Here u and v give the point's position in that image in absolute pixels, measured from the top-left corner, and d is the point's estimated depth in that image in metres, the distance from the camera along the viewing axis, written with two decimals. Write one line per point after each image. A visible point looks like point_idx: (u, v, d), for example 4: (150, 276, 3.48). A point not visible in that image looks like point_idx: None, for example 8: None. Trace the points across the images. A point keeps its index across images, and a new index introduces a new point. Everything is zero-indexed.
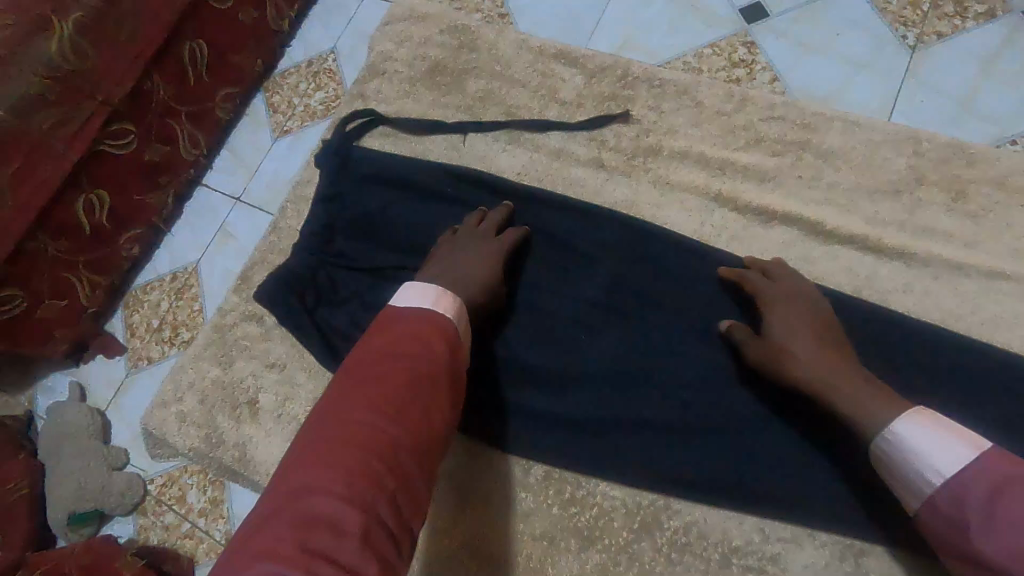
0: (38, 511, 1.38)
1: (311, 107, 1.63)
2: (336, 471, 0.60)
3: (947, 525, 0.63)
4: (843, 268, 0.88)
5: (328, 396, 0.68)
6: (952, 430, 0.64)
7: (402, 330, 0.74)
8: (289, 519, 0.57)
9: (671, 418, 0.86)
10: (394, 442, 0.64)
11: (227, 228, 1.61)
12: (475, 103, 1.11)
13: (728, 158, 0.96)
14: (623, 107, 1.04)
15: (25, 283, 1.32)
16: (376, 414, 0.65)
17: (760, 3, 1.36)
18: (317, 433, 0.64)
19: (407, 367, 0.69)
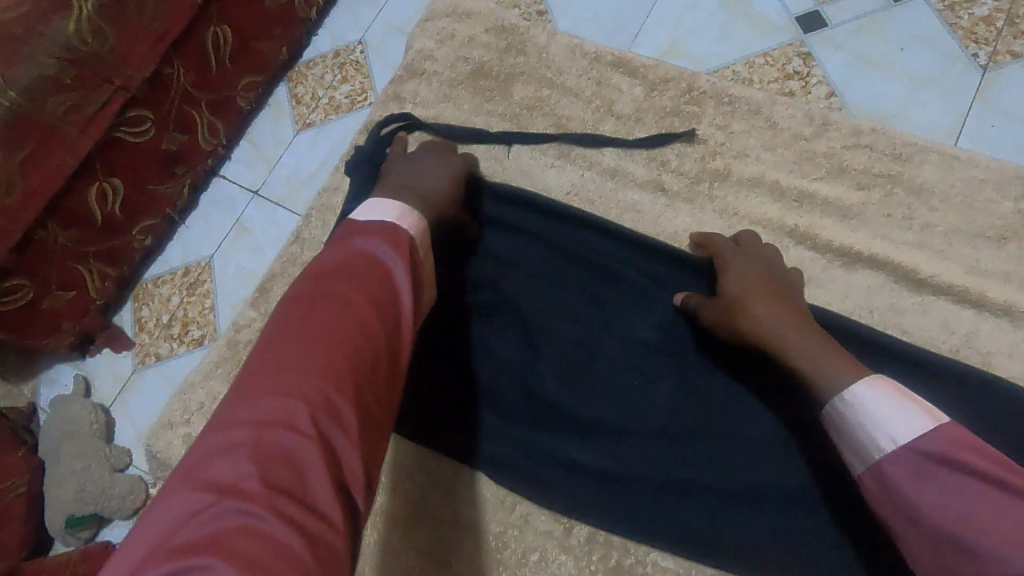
0: (36, 512, 1.33)
1: (335, 101, 1.54)
2: (292, 398, 0.49)
3: (892, 495, 0.57)
4: (937, 322, 0.78)
5: (278, 315, 0.57)
6: (905, 396, 0.59)
7: (359, 243, 0.63)
8: (241, 452, 0.46)
9: (736, 485, 0.75)
10: (357, 363, 0.54)
11: (243, 223, 1.53)
12: (522, 112, 1.01)
13: (806, 189, 0.86)
14: (687, 124, 0.94)
15: (34, 273, 1.25)
16: (336, 335, 0.54)
17: (818, 11, 1.25)
18: (266, 358, 0.53)
19: (371, 284, 0.59)
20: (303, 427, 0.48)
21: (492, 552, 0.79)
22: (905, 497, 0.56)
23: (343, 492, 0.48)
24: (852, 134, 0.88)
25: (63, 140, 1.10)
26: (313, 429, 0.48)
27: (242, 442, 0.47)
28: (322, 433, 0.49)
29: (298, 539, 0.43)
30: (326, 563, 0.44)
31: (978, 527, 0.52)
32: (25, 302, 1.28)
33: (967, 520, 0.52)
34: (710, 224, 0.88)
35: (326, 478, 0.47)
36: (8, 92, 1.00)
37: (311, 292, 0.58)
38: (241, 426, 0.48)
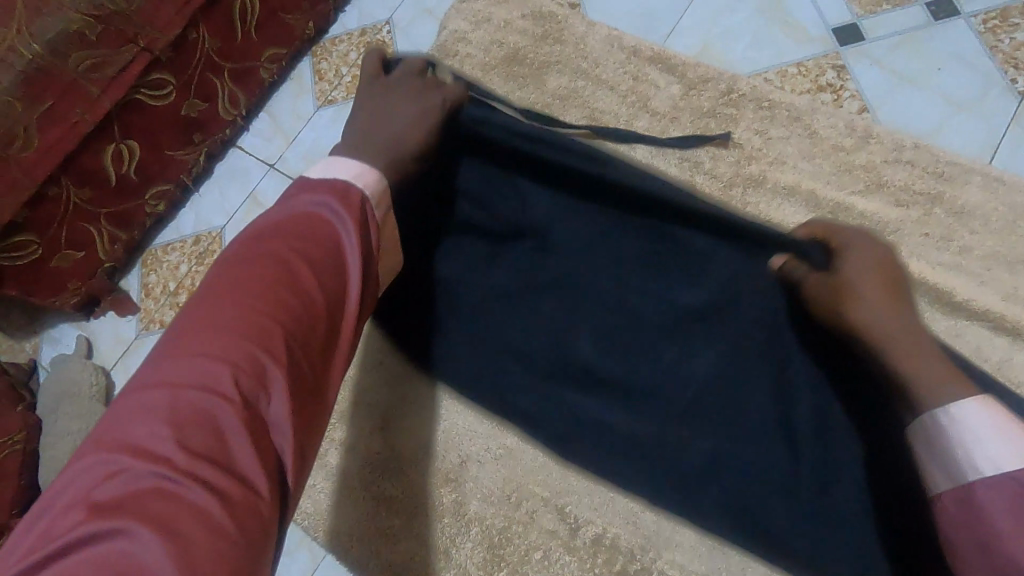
0: (30, 468, 1.32)
1: None
2: (215, 362, 0.46)
3: (978, 524, 0.51)
4: (969, 347, 0.76)
5: (213, 274, 0.53)
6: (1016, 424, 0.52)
7: (305, 200, 0.57)
8: (156, 416, 0.44)
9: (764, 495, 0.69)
10: (293, 328, 0.50)
11: (257, 195, 1.51)
12: (555, 101, 0.99)
13: (843, 202, 0.84)
14: (724, 126, 0.92)
15: (43, 229, 1.25)
16: (270, 297, 0.50)
17: (857, 24, 1.22)
18: (194, 318, 0.49)
19: (312, 245, 0.54)
20: (225, 393, 0.45)
21: (496, 547, 0.78)
22: (988, 524, 0.50)
23: (272, 462, 0.46)
24: (892, 151, 0.85)
25: (81, 97, 1.08)
26: (238, 396, 0.45)
27: (159, 408, 0.44)
28: (247, 400, 0.45)
29: (220, 509, 0.41)
30: (249, 535, 0.42)
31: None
32: (30, 257, 1.27)
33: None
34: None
35: (246, 446, 0.44)
36: (31, 43, 0.98)
37: (252, 253, 0.53)
38: (159, 391, 0.45)
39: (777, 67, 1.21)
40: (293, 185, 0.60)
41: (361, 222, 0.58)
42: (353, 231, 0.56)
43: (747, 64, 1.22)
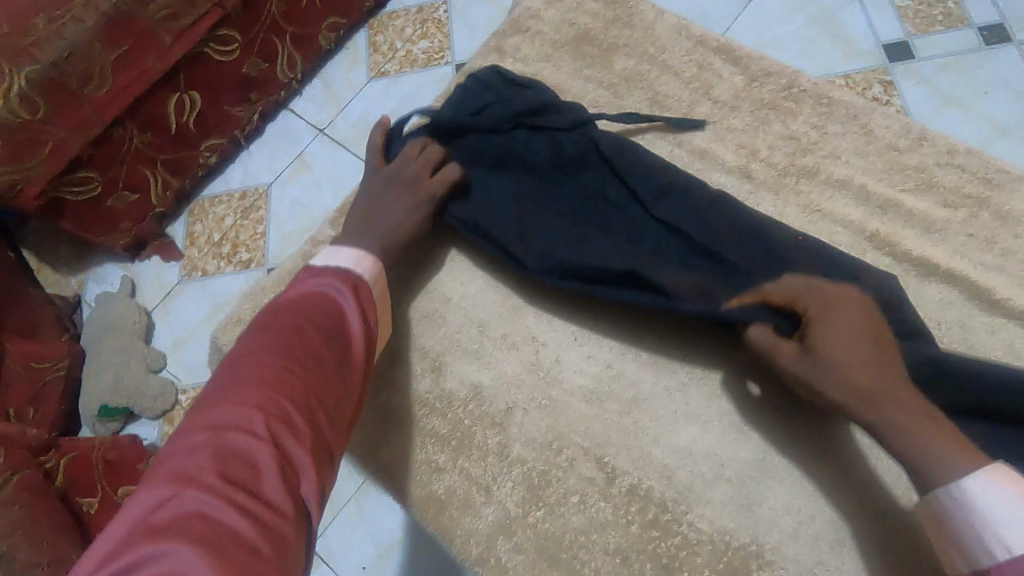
0: (70, 394, 1.38)
1: (412, 54, 1.57)
2: (248, 408, 0.62)
3: None
4: (1004, 344, 0.79)
5: (235, 360, 0.68)
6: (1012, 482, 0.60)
7: (315, 293, 0.75)
8: (202, 451, 0.58)
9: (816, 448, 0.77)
10: (309, 380, 0.67)
11: (304, 157, 1.55)
12: (619, 83, 1.04)
13: (893, 198, 0.88)
14: (783, 118, 0.96)
15: (105, 167, 1.34)
16: (287, 364, 0.67)
17: (907, 43, 1.31)
18: (228, 380, 0.65)
19: (318, 314, 0.73)
20: (257, 429, 0.60)
21: (536, 488, 0.82)
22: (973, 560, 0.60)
23: (292, 487, 0.59)
24: (945, 156, 0.89)
25: (155, 43, 1.23)
26: (268, 433, 0.61)
27: (210, 440, 0.59)
28: (278, 432, 0.61)
29: (257, 519, 0.55)
30: (274, 543, 0.54)
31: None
32: (93, 193, 1.36)
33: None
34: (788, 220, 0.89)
35: (274, 475, 0.58)
36: None
37: (260, 345, 0.69)
38: (210, 431, 0.60)
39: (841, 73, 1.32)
40: (300, 281, 0.78)
41: (357, 301, 0.77)
42: (354, 311, 0.75)
43: (817, 67, 1.33)
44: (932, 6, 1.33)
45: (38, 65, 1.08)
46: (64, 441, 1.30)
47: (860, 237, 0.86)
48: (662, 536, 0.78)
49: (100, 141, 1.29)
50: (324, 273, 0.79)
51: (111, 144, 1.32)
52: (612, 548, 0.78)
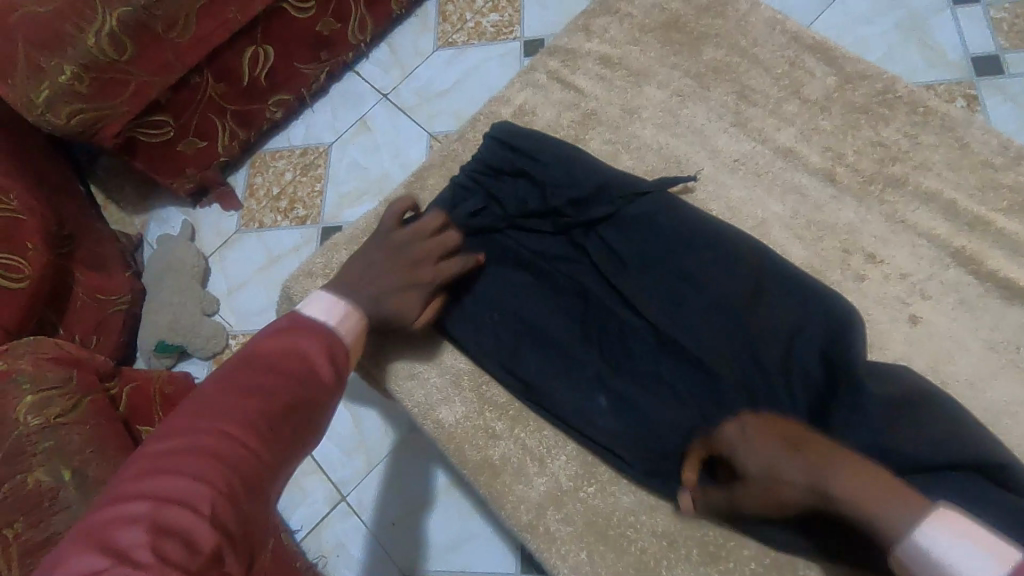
0: (128, 328, 1.45)
1: (481, 27, 1.57)
2: (183, 478, 0.49)
3: None
4: None
5: (185, 406, 0.55)
6: (980, 539, 0.54)
7: (297, 338, 0.63)
8: (137, 524, 0.46)
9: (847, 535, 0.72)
10: (266, 446, 0.54)
11: (366, 120, 1.57)
12: (707, 73, 1.02)
13: (982, 216, 0.86)
14: (874, 123, 0.94)
15: (178, 113, 1.38)
16: (243, 423, 0.54)
17: (998, 56, 1.27)
18: (182, 430, 0.53)
19: (292, 375, 0.59)
20: (188, 509, 0.48)
21: (589, 464, 0.84)
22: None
23: None
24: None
25: None
26: (207, 511, 0.48)
27: (134, 512, 0.47)
28: (217, 514, 0.49)
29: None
30: None
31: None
32: (166, 137, 1.40)
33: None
34: (868, 229, 0.88)
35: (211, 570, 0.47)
36: None
37: (214, 392, 0.56)
38: (134, 498, 0.48)
39: (928, 81, 1.28)
40: (286, 319, 0.67)
41: (335, 360, 0.64)
42: (328, 372, 0.63)
43: (906, 72, 1.29)
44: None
45: (130, 8, 1.13)
46: (126, 371, 1.33)
47: (941, 253, 0.85)
48: (708, 525, 0.79)
49: (177, 87, 1.33)
50: (308, 322, 0.67)
51: (187, 92, 1.36)
52: (660, 531, 0.80)
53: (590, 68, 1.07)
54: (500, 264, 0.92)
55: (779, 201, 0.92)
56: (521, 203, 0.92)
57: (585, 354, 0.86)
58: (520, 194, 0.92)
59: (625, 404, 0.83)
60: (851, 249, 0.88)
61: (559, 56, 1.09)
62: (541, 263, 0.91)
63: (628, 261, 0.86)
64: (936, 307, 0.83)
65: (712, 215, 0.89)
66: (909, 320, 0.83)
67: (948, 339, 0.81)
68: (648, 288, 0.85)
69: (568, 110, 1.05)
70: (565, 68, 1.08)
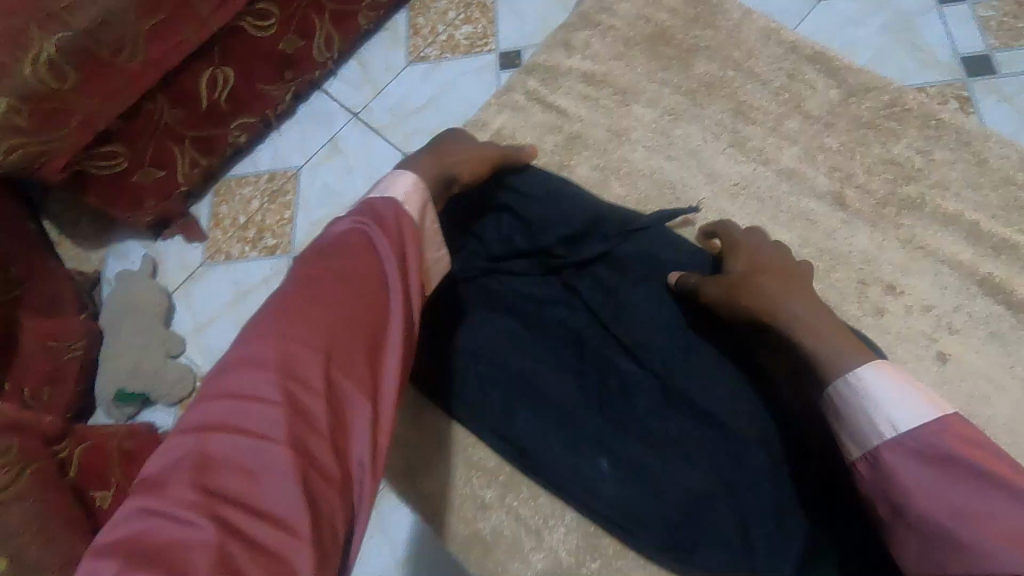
0: (84, 377, 1.26)
1: (454, 39, 1.47)
2: (241, 406, 0.42)
3: (888, 487, 0.54)
4: None
5: (247, 329, 0.48)
6: (914, 386, 0.57)
7: (346, 239, 0.52)
8: (199, 455, 0.41)
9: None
10: (334, 358, 0.45)
11: (337, 142, 1.45)
12: (699, 89, 0.94)
13: (1007, 239, 0.78)
14: (884, 140, 0.86)
15: (132, 144, 1.20)
16: (302, 339, 0.45)
17: (988, 55, 1.13)
18: (241, 346, 0.46)
19: (349, 268, 0.50)
20: (252, 434, 0.41)
21: (592, 536, 0.75)
22: (897, 484, 0.54)
23: (315, 515, 0.40)
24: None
25: (194, 11, 1.07)
26: (275, 435, 0.41)
27: (199, 431, 0.42)
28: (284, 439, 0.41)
29: (265, 533, 0.38)
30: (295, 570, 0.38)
31: (1012, 543, 0.47)
32: (118, 169, 1.21)
33: (1015, 537, 0.48)
34: (886, 258, 0.80)
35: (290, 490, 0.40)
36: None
37: (263, 317, 0.47)
38: (204, 421, 0.42)
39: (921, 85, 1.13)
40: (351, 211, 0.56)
41: (399, 245, 0.54)
42: (390, 256, 0.52)
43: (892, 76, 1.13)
44: (1020, 16, 1.15)
45: (70, 31, 0.94)
46: (80, 431, 1.17)
47: (968, 283, 0.77)
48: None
49: (128, 116, 1.16)
50: (378, 206, 0.56)
51: (140, 120, 1.18)
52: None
53: (572, 87, 0.98)
54: (484, 310, 0.82)
55: (788, 228, 0.84)
56: (506, 241, 0.84)
57: (582, 412, 0.77)
58: (505, 231, 0.84)
59: (631, 468, 0.74)
60: (868, 280, 0.80)
61: (538, 73, 1.00)
62: (530, 309, 0.82)
63: (632, 320, 0.79)
64: (965, 343, 0.75)
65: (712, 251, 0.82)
66: (937, 358, 0.75)
67: (982, 378, 0.74)
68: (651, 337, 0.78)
69: (551, 133, 0.96)
70: (544, 87, 0.99)
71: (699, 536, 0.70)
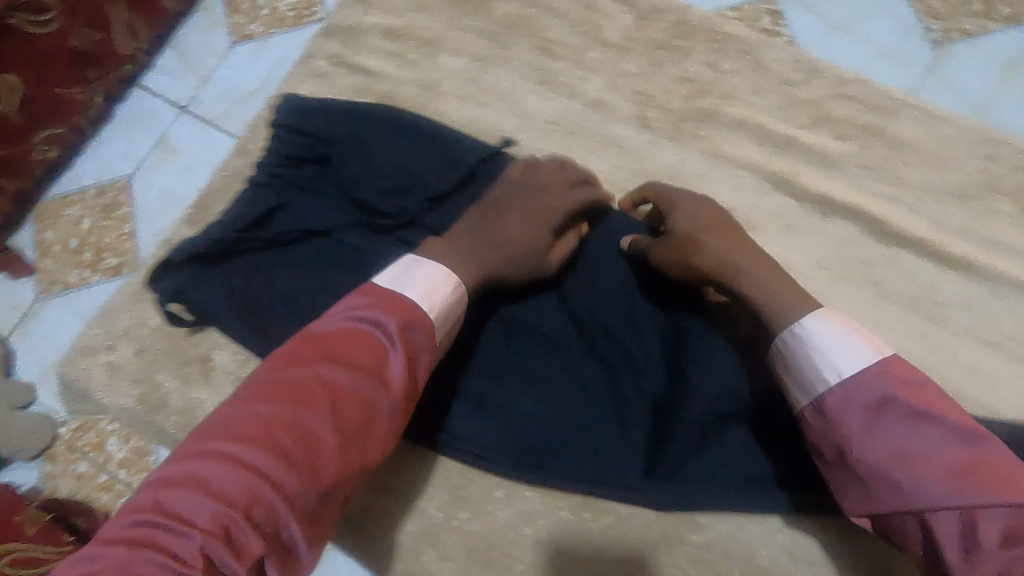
0: None
1: (278, 11, 1.23)
2: (152, 507, 0.44)
3: (831, 431, 0.55)
4: (902, 273, 0.79)
5: (205, 425, 0.49)
6: (854, 329, 0.57)
7: (356, 341, 0.54)
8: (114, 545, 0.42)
9: (720, 477, 0.71)
10: (313, 454, 0.48)
11: (168, 140, 1.20)
12: (503, 31, 0.93)
13: (790, 136, 0.85)
14: (676, 60, 0.90)
15: None
16: (274, 443, 0.47)
17: None
18: (205, 437, 0.48)
19: (359, 356, 0.52)
20: (199, 527, 0.43)
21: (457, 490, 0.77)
22: (840, 429, 0.54)
23: None
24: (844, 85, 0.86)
25: None
26: (217, 529, 0.43)
27: (135, 518, 0.44)
28: (218, 534, 0.43)
29: None
30: None
31: (954, 479, 0.48)
32: None
33: (956, 470, 0.49)
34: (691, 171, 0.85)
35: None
36: None
37: (267, 415, 0.49)
38: (129, 515, 0.44)
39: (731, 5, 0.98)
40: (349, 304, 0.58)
41: (410, 340, 0.56)
42: (397, 354, 0.54)
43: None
44: None
45: None
46: None
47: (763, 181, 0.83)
48: (593, 517, 0.75)
49: None
50: (368, 293, 0.58)
51: None
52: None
53: (377, 47, 0.94)
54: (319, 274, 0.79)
55: (599, 157, 0.86)
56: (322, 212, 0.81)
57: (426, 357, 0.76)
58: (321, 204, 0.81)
59: (476, 407, 0.76)
60: None
61: (340, 37, 0.95)
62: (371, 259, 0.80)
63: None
64: (766, 237, 0.82)
65: None
66: None
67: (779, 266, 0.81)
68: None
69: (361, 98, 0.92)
70: (348, 50, 0.94)
71: (545, 459, 0.74)
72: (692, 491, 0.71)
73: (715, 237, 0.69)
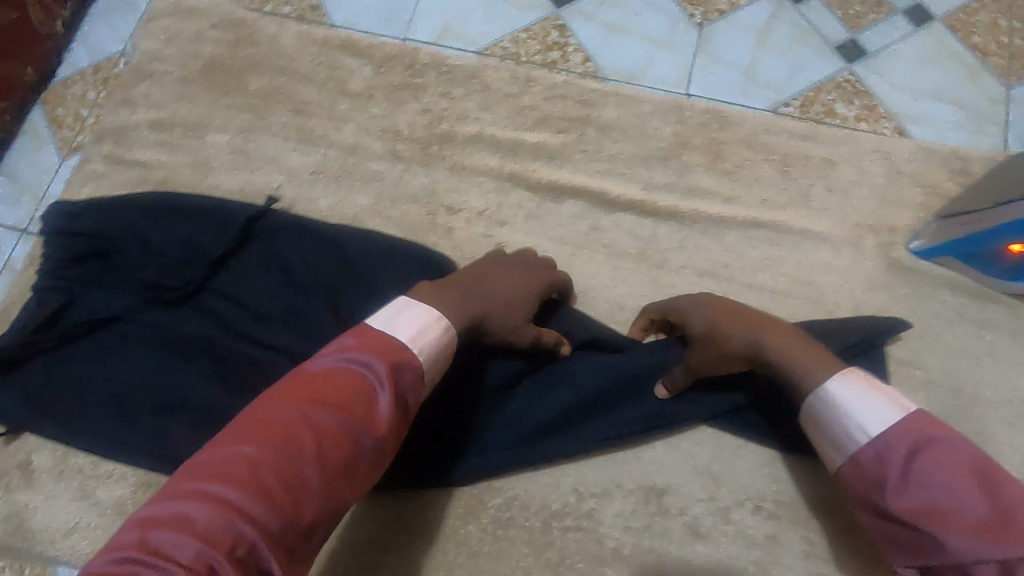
0: None
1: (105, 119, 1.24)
2: (194, 535, 0.49)
3: (869, 482, 0.64)
4: (626, 232, 1.03)
5: (214, 456, 0.55)
6: (876, 388, 0.67)
7: (342, 378, 0.62)
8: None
9: (491, 448, 0.91)
10: (297, 497, 0.55)
11: (14, 265, 1.16)
12: (260, 103, 1.09)
13: (519, 139, 1.07)
14: (414, 95, 1.10)
15: None
16: (259, 484, 0.53)
17: None
18: (216, 476, 0.53)
19: (347, 393, 0.60)
20: (182, 563, 0.48)
21: None
22: (880, 484, 0.63)
23: None
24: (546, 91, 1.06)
25: None
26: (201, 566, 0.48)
27: (117, 557, 0.48)
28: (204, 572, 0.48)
29: None
30: None
31: (986, 533, 0.56)
32: None
33: (982, 525, 0.56)
34: (442, 189, 1.03)
35: None
36: None
37: (246, 454, 0.55)
38: (112, 550, 0.49)
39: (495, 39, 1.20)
40: (382, 336, 0.66)
41: (399, 377, 0.64)
42: (387, 393, 0.62)
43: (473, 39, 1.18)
44: None
45: None
46: None
47: (500, 187, 1.03)
48: (412, 501, 0.93)
49: None
50: (389, 344, 0.66)
51: None
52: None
53: (157, 141, 1.07)
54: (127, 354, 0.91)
55: (365, 194, 1.03)
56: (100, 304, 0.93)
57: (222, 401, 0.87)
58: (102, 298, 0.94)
59: None
60: (434, 208, 1.02)
61: (123, 142, 1.07)
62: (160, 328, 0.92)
63: (244, 302, 0.93)
64: (514, 228, 1.02)
65: (298, 231, 0.97)
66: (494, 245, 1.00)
67: (527, 243, 1.01)
68: (262, 307, 0.92)
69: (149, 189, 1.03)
70: (131, 150, 1.06)
71: None
72: (463, 463, 0.91)
73: (732, 326, 0.80)
